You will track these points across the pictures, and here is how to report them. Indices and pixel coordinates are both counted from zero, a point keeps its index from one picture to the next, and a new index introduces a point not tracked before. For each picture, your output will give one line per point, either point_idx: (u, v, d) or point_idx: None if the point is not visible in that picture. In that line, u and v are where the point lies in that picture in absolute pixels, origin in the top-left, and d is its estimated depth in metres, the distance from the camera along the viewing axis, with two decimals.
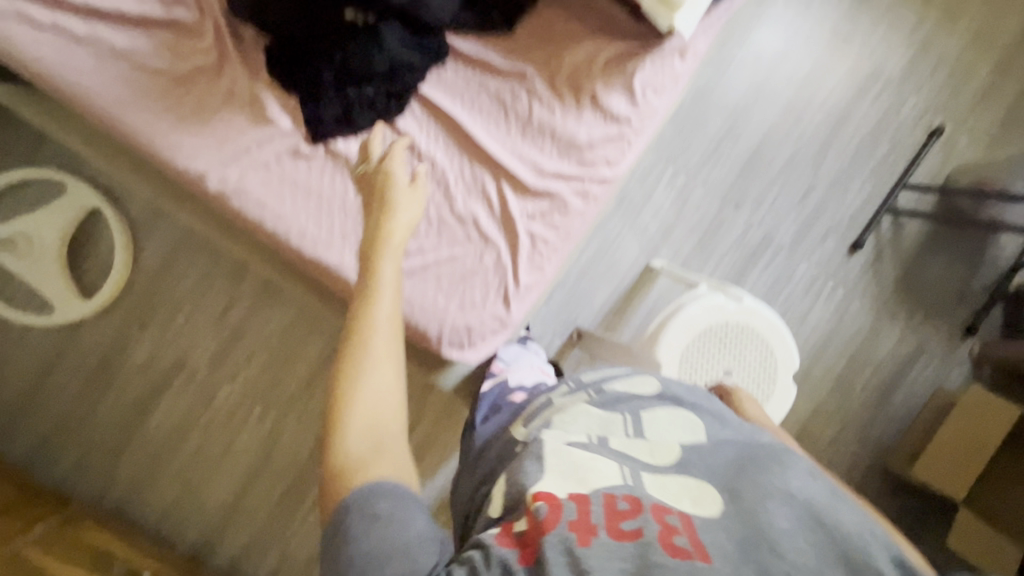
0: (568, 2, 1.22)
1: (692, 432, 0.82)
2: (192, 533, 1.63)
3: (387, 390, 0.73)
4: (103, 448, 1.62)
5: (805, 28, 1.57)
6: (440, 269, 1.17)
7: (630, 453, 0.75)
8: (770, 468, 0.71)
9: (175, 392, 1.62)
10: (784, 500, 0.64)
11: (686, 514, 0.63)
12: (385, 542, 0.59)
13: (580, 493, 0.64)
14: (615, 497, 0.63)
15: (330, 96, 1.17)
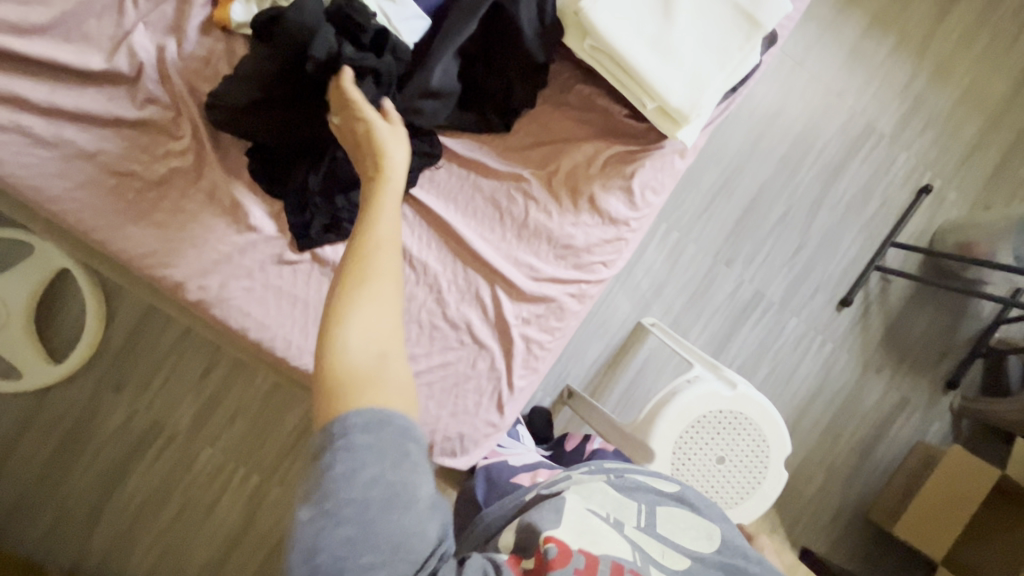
0: (583, 83, 0.96)
1: (709, 538, 0.74)
2: None
3: (388, 311, 0.58)
4: (77, 519, 1.53)
5: (801, 83, 1.66)
6: (432, 377, 0.96)
7: (641, 545, 0.70)
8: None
9: (153, 456, 1.52)
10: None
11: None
12: (376, 488, 0.49)
13: (590, 549, 0.64)
14: (625, 567, 0.64)
15: (317, 204, 0.90)
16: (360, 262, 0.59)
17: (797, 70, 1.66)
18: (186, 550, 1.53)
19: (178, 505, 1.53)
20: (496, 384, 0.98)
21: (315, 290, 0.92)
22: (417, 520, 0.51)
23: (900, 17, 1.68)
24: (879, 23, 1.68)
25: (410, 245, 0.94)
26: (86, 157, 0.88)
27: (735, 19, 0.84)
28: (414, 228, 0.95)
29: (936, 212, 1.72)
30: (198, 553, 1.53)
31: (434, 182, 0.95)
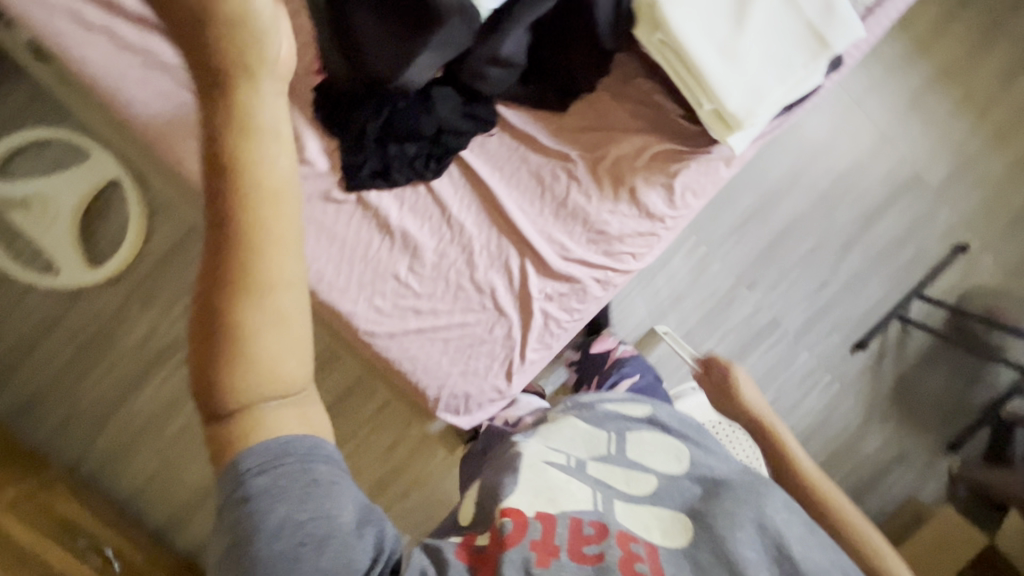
0: (646, 77, 0.99)
1: (677, 455, 0.78)
2: (157, 516, 1.61)
3: (295, 350, 0.49)
4: (85, 420, 1.59)
5: (855, 123, 1.66)
6: (448, 334, 0.99)
7: (606, 480, 0.73)
8: (753, 495, 0.70)
9: (165, 373, 1.58)
10: (757, 537, 0.65)
11: (651, 543, 0.65)
12: (282, 537, 0.49)
13: (547, 510, 0.65)
14: (582, 521, 0.65)
15: (369, 147, 0.94)
16: (251, 304, 0.46)
17: (853, 109, 1.65)
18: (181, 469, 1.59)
19: (181, 423, 1.59)
20: (510, 353, 1.00)
21: (354, 231, 0.96)
22: (334, 561, 0.50)
23: (966, 74, 1.68)
24: (943, 77, 1.67)
25: (451, 205, 0.98)
26: (165, 71, 0.92)
27: (804, 38, 0.86)
28: (458, 189, 0.98)
29: (968, 273, 1.70)
30: (192, 473, 1.59)
31: (486, 149, 0.98)
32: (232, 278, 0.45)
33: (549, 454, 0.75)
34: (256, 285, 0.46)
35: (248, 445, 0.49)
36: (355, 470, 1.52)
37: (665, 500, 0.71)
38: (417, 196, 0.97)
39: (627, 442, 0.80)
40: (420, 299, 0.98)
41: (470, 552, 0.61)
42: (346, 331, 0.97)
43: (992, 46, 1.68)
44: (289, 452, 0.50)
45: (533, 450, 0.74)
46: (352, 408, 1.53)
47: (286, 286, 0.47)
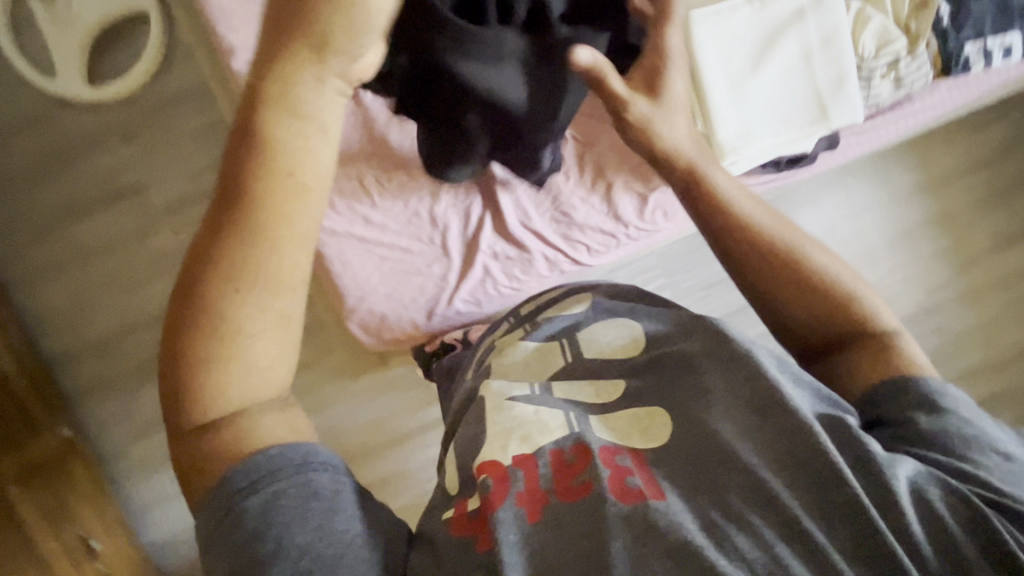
0: None
1: (634, 337, 0.84)
2: (52, 345, 1.58)
3: (266, 365, 0.62)
4: (22, 226, 1.57)
5: (847, 232, 1.71)
6: (388, 253, 0.99)
7: (574, 398, 0.79)
8: (725, 362, 0.70)
9: (119, 211, 1.59)
10: (740, 412, 0.66)
11: (634, 450, 0.69)
12: (304, 535, 0.58)
13: (522, 452, 0.71)
14: (562, 449, 0.70)
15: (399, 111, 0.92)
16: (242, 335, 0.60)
17: (850, 219, 1.71)
18: (97, 306, 1.59)
19: (115, 263, 1.59)
20: (437, 292, 1.01)
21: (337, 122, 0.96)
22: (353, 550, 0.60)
23: (959, 227, 1.75)
24: (938, 222, 1.74)
25: None
26: None
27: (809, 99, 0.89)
28: None
29: None
30: (106, 315, 1.59)
31: None
32: (225, 309, 0.60)
33: (513, 387, 0.81)
34: (234, 328, 0.60)
35: (241, 462, 0.60)
36: None
37: (636, 397, 0.75)
38: (409, 114, 0.98)
39: (580, 342, 0.87)
40: (375, 209, 0.99)
41: (464, 520, 0.67)
42: None
43: (989, 213, 1.76)
44: (285, 471, 0.60)
45: (497, 389, 0.81)
46: None
47: (272, 313, 0.61)
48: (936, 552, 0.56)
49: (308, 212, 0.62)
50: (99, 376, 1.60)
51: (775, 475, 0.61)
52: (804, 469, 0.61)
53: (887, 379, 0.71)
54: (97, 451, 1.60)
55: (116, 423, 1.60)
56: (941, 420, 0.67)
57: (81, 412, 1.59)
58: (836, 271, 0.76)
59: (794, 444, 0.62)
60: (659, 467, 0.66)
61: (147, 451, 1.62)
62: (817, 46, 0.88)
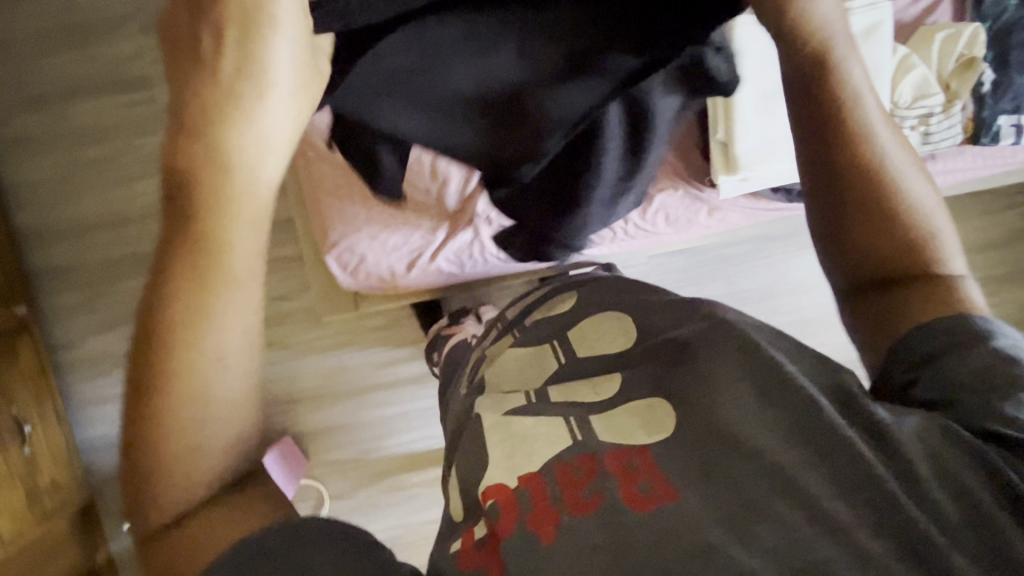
0: None
1: (626, 329, 0.80)
2: (25, 220, 1.54)
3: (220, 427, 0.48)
4: (19, 94, 1.52)
5: None
6: (382, 194, 0.97)
7: (574, 399, 0.70)
8: (720, 340, 0.66)
9: (122, 100, 1.54)
10: (741, 388, 0.60)
11: (641, 449, 0.60)
12: None
13: (528, 473, 0.61)
14: (569, 464, 0.61)
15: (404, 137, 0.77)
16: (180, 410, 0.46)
17: None
18: (81, 193, 1.54)
19: (107, 152, 1.54)
20: (421, 247, 0.99)
21: None
22: None
23: None
24: None
25: None
26: None
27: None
28: None
29: None
30: (87, 203, 1.55)
31: None
32: (174, 420, 0.46)
33: (508, 400, 0.73)
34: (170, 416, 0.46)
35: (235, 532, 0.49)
36: None
37: (636, 392, 0.67)
38: None
39: (572, 343, 0.82)
40: None
41: (472, 552, 0.57)
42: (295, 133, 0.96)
43: (985, 297, 1.76)
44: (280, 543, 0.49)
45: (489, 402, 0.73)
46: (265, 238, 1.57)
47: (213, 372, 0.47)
48: (975, 533, 0.48)
49: (245, 296, 0.47)
50: (67, 262, 1.56)
51: (791, 460, 0.54)
52: (813, 445, 0.55)
53: (949, 314, 0.61)
54: (51, 337, 1.56)
55: (74, 312, 1.56)
56: (990, 361, 0.57)
57: (43, 294, 1.56)
58: (921, 200, 0.65)
59: (799, 418, 0.57)
60: (665, 460, 0.58)
61: (100, 348, 1.58)
62: (855, 81, 0.86)
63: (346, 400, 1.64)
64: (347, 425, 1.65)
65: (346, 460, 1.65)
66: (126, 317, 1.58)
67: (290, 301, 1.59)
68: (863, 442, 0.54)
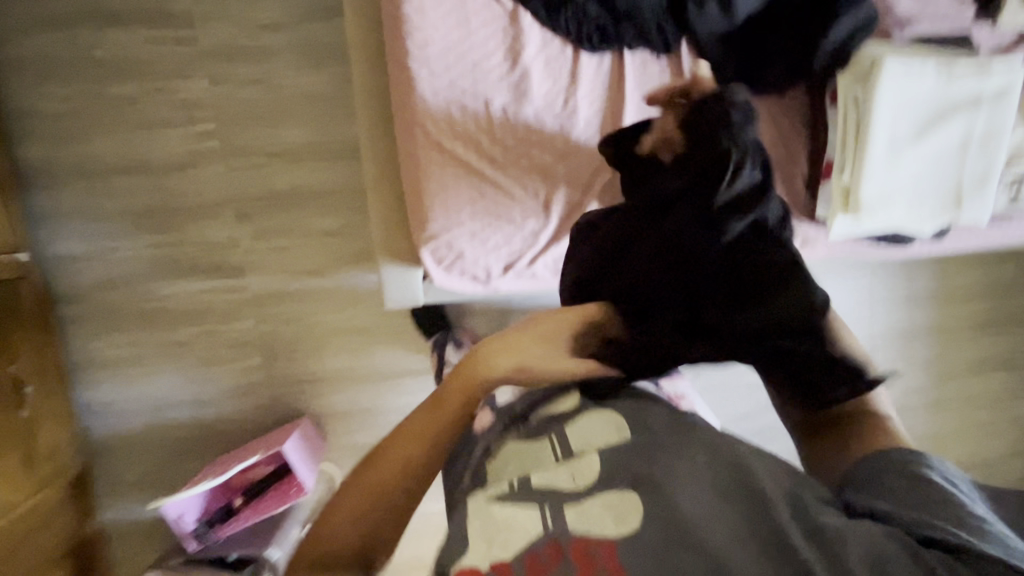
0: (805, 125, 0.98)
1: (618, 425, 0.65)
2: (29, 157, 1.38)
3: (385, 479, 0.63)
4: (37, 14, 1.34)
5: (861, 314, 1.79)
6: (490, 188, 0.91)
7: (551, 485, 0.60)
8: (683, 448, 0.62)
9: (153, 36, 1.38)
10: (698, 486, 0.58)
11: (609, 542, 0.54)
12: None
13: (501, 559, 0.54)
14: (536, 552, 0.54)
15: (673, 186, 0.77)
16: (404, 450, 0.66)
17: (868, 304, 1.78)
18: (101, 134, 1.39)
19: (136, 93, 1.39)
20: (522, 251, 0.94)
21: (484, 36, 0.88)
22: None
23: (955, 342, 1.86)
24: (940, 332, 1.84)
25: (581, 85, 0.91)
26: None
27: (947, 190, 0.89)
28: (594, 82, 0.92)
29: None
30: (108, 146, 1.40)
31: (642, 73, 0.92)
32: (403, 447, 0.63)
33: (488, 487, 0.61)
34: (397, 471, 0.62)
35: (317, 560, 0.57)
36: (262, 263, 1.49)
37: (609, 475, 0.60)
38: (561, 54, 0.90)
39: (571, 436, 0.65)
40: (489, 139, 0.90)
41: None
42: (403, 115, 0.89)
43: (987, 339, 1.87)
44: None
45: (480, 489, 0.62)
46: (303, 207, 1.47)
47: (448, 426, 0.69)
48: None
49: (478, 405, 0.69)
50: (75, 209, 1.41)
51: (741, 558, 0.52)
52: (776, 556, 0.52)
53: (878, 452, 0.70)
54: (55, 290, 1.43)
55: (79, 265, 1.43)
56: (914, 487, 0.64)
57: (49, 241, 1.41)
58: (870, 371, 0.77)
59: (761, 526, 0.55)
60: (631, 556, 0.53)
61: (110, 307, 1.45)
62: (977, 139, 0.87)
63: (371, 385, 1.58)
64: (368, 409, 1.59)
65: (362, 444, 1.61)
66: (141, 276, 1.45)
67: (322, 275, 1.51)
68: (805, 542, 0.53)
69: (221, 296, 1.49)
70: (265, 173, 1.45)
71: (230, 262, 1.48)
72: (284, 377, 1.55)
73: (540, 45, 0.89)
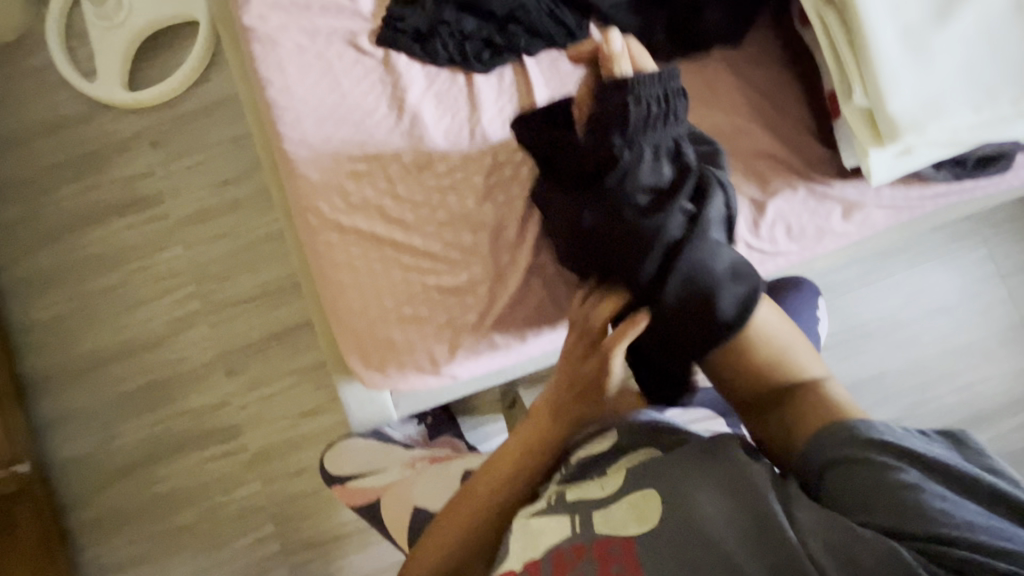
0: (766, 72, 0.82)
1: (648, 492, 0.66)
2: (38, 363, 1.39)
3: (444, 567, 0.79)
4: (34, 233, 1.42)
5: (991, 299, 1.36)
6: (406, 253, 0.74)
7: (582, 498, 0.70)
8: (716, 472, 0.65)
9: (131, 220, 1.42)
10: (712, 494, 0.63)
11: (629, 539, 0.63)
12: None
13: (532, 560, 0.67)
14: (563, 549, 0.66)
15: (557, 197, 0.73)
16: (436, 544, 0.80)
17: (994, 283, 1.36)
18: (92, 325, 1.40)
19: (118, 278, 1.41)
20: (463, 317, 0.74)
21: (360, 93, 0.76)
22: None
23: None
24: None
25: (485, 107, 0.77)
26: None
27: (1006, 73, 0.71)
28: (501, 98, 0.77)
29: None
30: (96, 337, 1.39)
31: (555, 72, 0.79)
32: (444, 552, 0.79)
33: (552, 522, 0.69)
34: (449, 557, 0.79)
35: None
36: (260, 416, 1.37)
37: (632, 478, 0.68)
38: (452, 84, 0.77)
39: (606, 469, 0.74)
40: (393, 199, 0.75)
41: None
42: (291, 199, 0.76)
43: None
44: None
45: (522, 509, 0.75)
46: (290, 345, 1.38)
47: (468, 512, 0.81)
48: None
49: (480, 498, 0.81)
50: (78, 406, 1.38)
51: (746, 557, 0.58)
52: (766, 540, 0.58)
53: (819, 432, 0.68)
54: (58, 496, 1.36)
55: (86, 461, 1.36)
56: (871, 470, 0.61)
57: (53, 444, 1.37)
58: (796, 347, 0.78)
59: (762, 515, 0.60)
60: (648, 553, 0.61)
61: (113, 504, 1.36)
62: (1008, 10, 0.72)
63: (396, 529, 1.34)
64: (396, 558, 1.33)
65: None
66: (144, 460, 1.37)
67: (321, 414, 1.36)
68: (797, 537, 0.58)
69: (222, 464, 1.36)
70: (247, 320, 1.39)
71: (226, 422, 1.37)
72: (301, 542, 1.34)
73: (426, 80, 0.77)
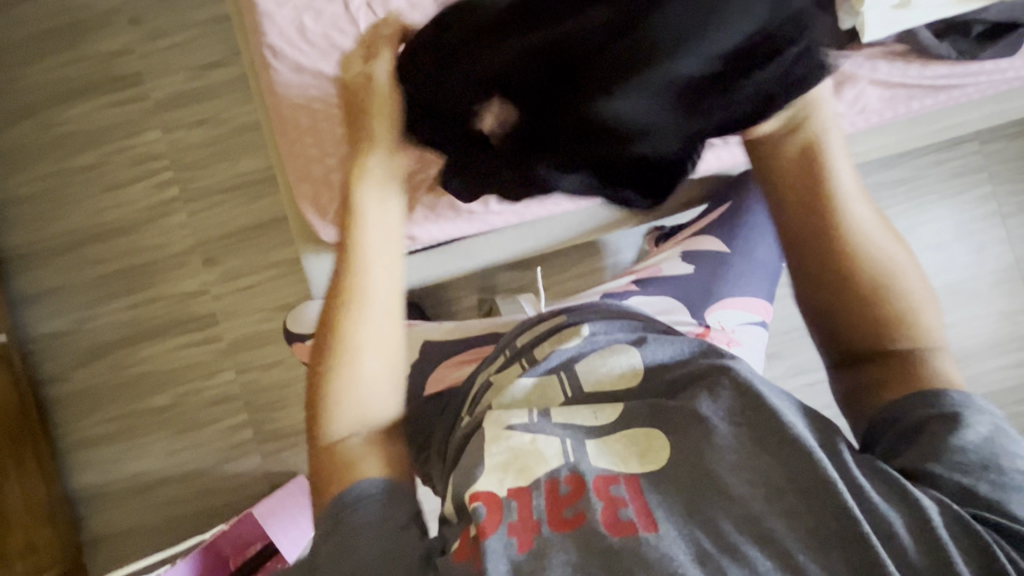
0: None
1: (648, 432, 0.60)
2: (12, 238, 1.38)
3: (367, 372, 0.68)
4: (9, 107, 1.39)
5: (991, 239, 1.32)
6: None
7: (572, 422, 0.64)
8: (743, 412, 0.57)
9: (108, 98, 1.38)
10: (738, 438, 0.56)
11: (632, 476, 0.58)
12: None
13: (519, 484, 0.59)
14: (558, 480, 0.59)
15: None
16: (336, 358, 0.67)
17: (995, 222, 1.32)
18: (68, 205, 1.38)
19: (95, 158, 1.38)
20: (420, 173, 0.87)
21: None
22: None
23: None
24: None
25: None
26: None
27: None
28: None
29: None
30: (72, 217, 1.38)
31: None
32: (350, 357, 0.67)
33: (538, 448, 0.61)
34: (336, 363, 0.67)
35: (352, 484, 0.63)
36: (236, 306, 1.36)
37: (632, 413, 0.63)
38: None
39: (581, 376, 0.69)
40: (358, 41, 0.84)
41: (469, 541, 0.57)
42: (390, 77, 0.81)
43: None
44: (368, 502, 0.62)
45: (497, 412, 0.66)
46: (269, 238, 1.36)
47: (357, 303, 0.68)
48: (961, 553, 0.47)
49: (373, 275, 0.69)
50: (55, 283, 1.38)
51: (772, 508, 0.51)
52: (800, 497, 0.51)
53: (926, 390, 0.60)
54: (35, 370, 1.38)
55: (63, 339, 1.37)
56: (946, 426, 0.55)
57: (29, 320, 1.38)
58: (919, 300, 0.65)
59: (793, 466, 0.53)
60: (655, 493, 0.55)
61: (91, 381, 1.38)
62: None
63: None
64: None
65: None
66: (120, 342, 1.37)
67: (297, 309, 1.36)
68: (853, 497, 0.50)
69: (197, 351, 1.37)
70: (225, 210, 1.37)
71: (201, 311, 1.37)
72: (271, 433, 1.36)
73: None
